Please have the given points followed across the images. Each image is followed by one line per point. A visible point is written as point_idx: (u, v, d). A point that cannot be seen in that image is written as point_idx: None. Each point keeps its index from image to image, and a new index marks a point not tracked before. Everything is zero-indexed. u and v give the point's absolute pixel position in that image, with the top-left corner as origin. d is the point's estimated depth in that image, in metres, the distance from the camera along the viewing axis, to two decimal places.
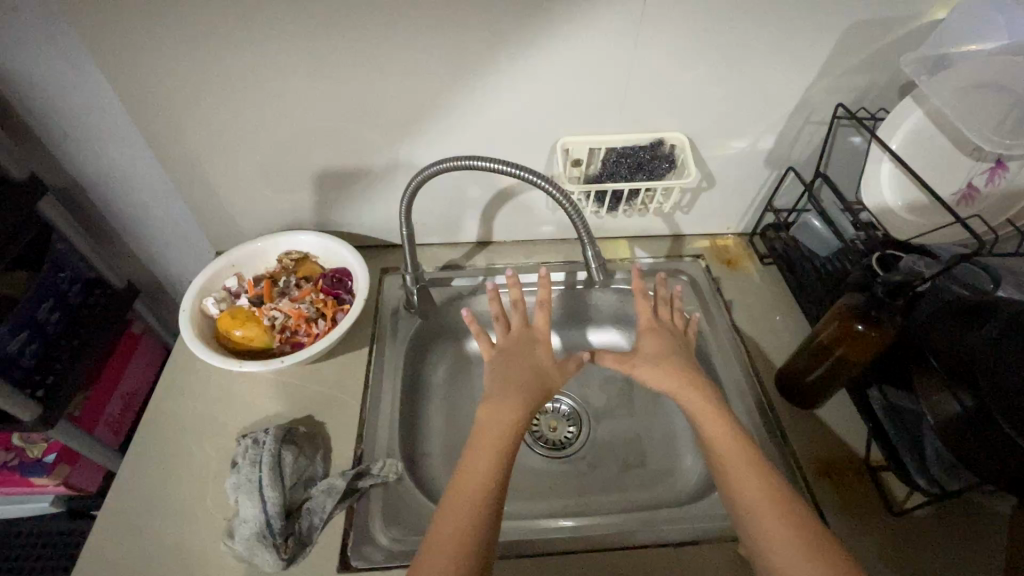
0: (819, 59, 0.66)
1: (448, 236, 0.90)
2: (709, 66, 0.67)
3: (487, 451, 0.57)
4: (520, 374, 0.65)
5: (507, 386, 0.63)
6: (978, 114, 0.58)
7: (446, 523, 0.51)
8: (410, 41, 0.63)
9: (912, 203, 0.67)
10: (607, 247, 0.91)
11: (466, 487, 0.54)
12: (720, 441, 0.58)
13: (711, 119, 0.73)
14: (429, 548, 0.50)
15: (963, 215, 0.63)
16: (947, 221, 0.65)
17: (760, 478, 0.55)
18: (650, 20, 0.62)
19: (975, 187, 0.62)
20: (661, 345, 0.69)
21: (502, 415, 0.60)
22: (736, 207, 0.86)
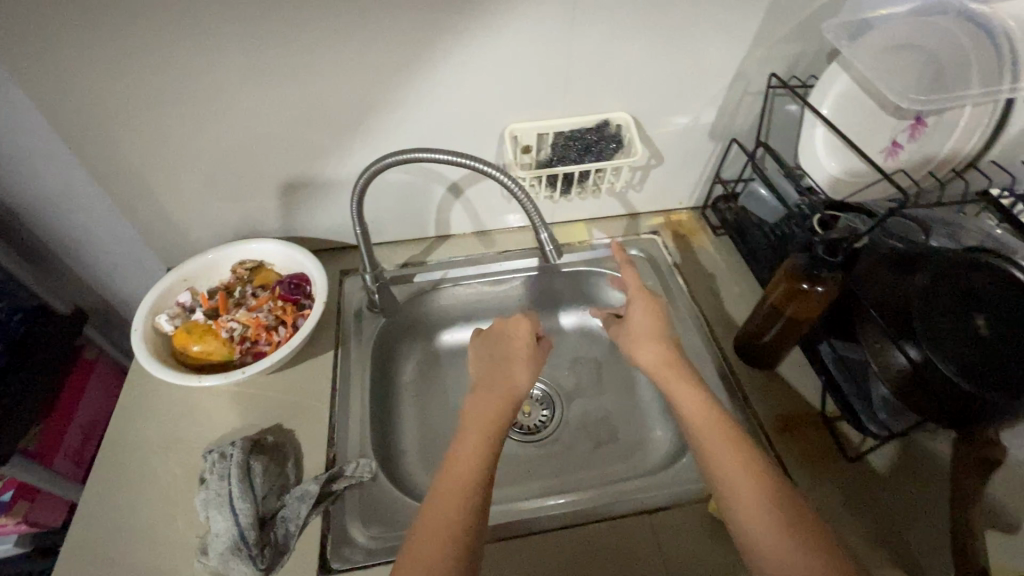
0: (752, 31, 0.68)
1: (406, 234, 0.90)
2: (646, 46, 0.68)
3: (471, 438, 0.57)
4: (505, 363, 0.66)
5: (496, 376, 0.64)
6: (898, 74, 0.61)
7: (433, 513, 0.51)
8: (346, 37, 0.62)
9: (844, 164, 0.70)
10: (565, 231, 0.92)
11: (451, 475, 0.54)
12: (696, 417, 0.59)
13: (653, 97, 0.75)
14: (418, 542, 0.49)
15: (887, 172, 0.65)
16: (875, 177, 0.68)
17: (740, 451, 0.56)
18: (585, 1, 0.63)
19: (899, 144, 0.64)
20: (639, 325, 0.70)
21: (483, 403, 0.61)
22: (686, 181, 0.88)
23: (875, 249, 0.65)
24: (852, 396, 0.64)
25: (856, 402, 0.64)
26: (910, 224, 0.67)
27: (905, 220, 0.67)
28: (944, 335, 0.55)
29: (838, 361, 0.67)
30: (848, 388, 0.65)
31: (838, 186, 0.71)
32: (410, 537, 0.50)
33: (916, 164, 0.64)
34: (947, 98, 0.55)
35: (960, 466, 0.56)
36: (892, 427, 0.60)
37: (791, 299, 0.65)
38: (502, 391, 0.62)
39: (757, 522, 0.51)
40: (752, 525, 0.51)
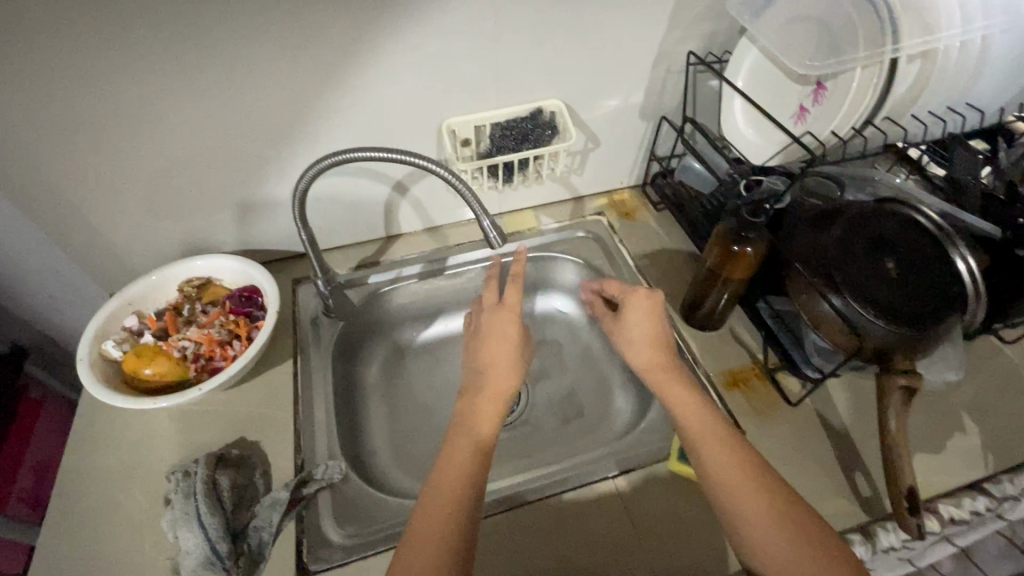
0: (668, 12, 0.72)
1: (356, 237, 0.90)
2: (569, 33, 0.71)
3: (464, 449, 0.57)
4: (498, 360, 0.64)
5: (489, 371, 0.64)
6: (797, 43, 0.65)
7: (430, 514, 0.51)
8: (270, 42, 0.62)
9: (762, 131, 0.74)
10: (514, 220, 0.94)
11: (445, 479, 0.54)
12: (692, 417, 0.58)
13: (583, 82, 0.77)
14: (414, 543, 0.50)
15: (796, 135, 0.70)
16: (783, 141, 0.72)
17: (737, 453, 0.55)
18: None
19: (805, 107, 0.69)
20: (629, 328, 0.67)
21: (472, 412, 0.60)
22: (624, 161, 0.92)
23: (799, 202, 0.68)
24: (790, 346, 0.70)
25: (793, 350, 0.69)
26: (832, 171, 0.68)
27: (825, 166, 0.69)
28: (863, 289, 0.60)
29: (774, 315, 0.72)
30: (785, 339, 0.70)
31: (758, 150, 0.75)
32: (405, 540, 0.51)
33: (821, 123, 0.68)
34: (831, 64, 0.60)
35: (885, 399, 0.60)
36: (823, 367, 0.67)
37: (731, 260, 0.68)
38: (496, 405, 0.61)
39: (758, 525, 0.50)
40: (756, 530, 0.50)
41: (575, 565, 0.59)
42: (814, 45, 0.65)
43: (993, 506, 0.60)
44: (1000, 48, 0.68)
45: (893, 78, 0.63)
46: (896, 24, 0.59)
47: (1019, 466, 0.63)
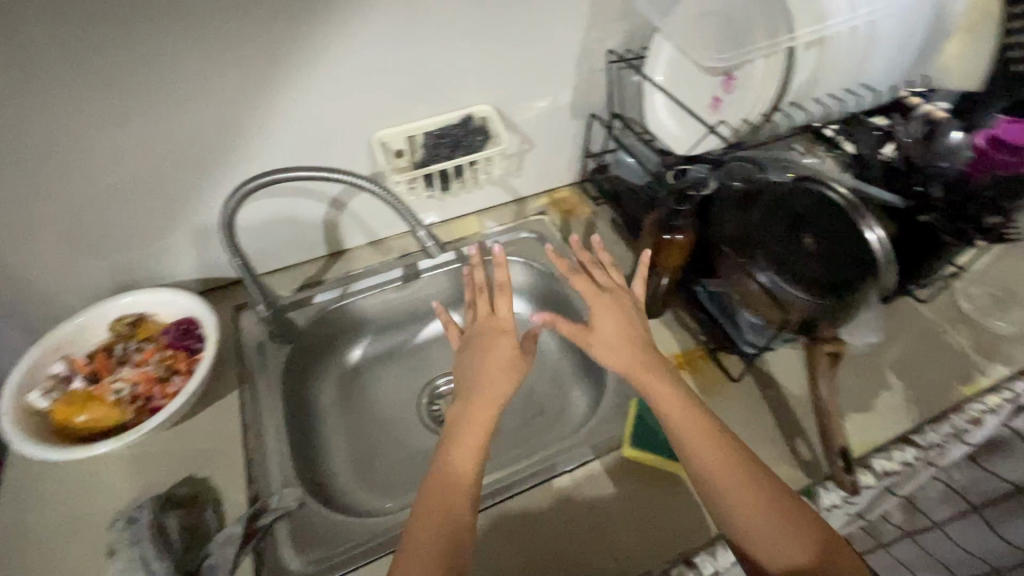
0: (584, 13, 0.74)
1: (297, 257, 0.88)
2: (491, 38, 0.72)
3: (455, 487, 0.53)
4: (494, 369, 0.61)
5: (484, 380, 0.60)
6: (700, 38, 0.69)
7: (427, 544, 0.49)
8: (181, 67, 0.60)
9: (682, 123, 0.78)
10: (457, 228, 0.94)
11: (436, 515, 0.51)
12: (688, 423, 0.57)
13: (510, 87, 0.79)
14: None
15: (712, 124, 0.73)
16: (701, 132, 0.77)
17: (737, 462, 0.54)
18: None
19: (718, 97, 0.73)
20: (613, 334, 0.62)
21: (459, 429, 0.56)
22: (560, 160, 0.94)
23: (724, 187, 0.71)
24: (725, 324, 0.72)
25: (728, 328, 0.72)
26: (750, 156, 0.71)
27: (742, 152, 0.72)
28: (786, 266, 0.64)
29: (710, 296, 0.74)
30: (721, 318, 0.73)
31: (682, 141, 0.78)
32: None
33: (733, 112, 0.72)
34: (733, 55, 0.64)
35: (816, 364, 0.66)
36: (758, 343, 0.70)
37: (665, 247, 0.72)
38: (487, 423, 0.57)
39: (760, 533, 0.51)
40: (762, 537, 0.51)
41: (540, 562, 0.60)
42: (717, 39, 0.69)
43: (923, 455, 0.65)
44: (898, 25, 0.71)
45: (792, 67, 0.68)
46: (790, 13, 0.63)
47: (941, 415, 0.68)
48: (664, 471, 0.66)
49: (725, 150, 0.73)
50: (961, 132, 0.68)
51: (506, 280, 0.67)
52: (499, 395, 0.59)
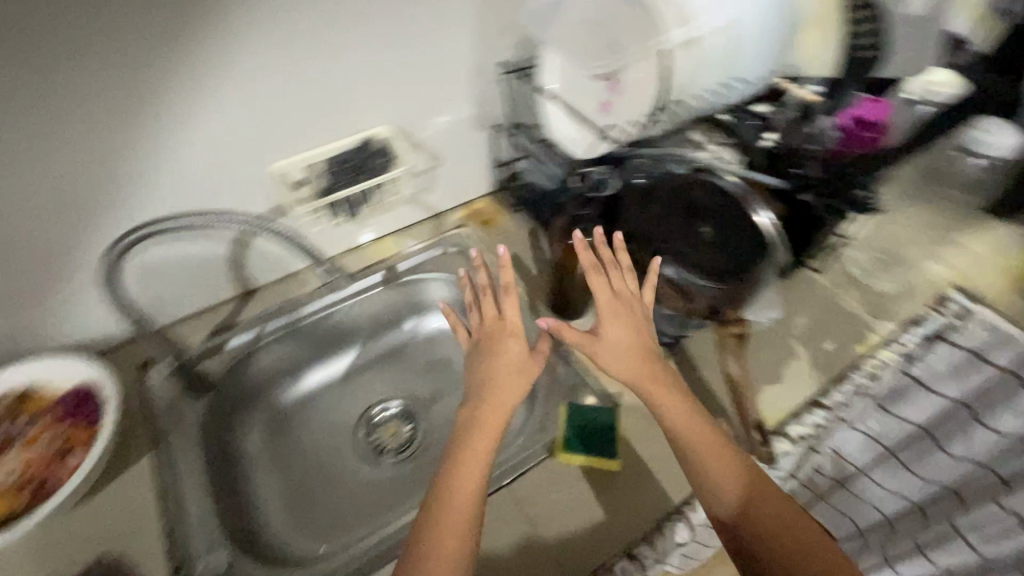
0: (472, 28, 0.74)
1: (204, 301, 0.83)
2: (379, 60, 0.71)
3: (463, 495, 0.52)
4: (500, 370, 0.61)
5: (490, 383, 0.60)
6: (583, 44, 0.72)
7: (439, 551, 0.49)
8: (32, 121, 0.55)
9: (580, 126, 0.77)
10: (376, 250, 0.93)
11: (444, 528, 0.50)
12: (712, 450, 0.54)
13: (408, 107, 0.78)
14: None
15: (604, 127, 0.74)
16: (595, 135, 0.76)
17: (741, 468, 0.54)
18: (294, 27, 0.62)
19: (606, 100, 0.73)
20: (618, 337, 0.60)
21: (468, 437, 0.56)
22: (472, 172, 0.94)
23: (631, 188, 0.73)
24: None
25: None
26: (649, 157, 0.71)
27: (640, 154, 0.72)
28: (689, 258, 0.68)
29: None
30: None
31: (582, 143, 0.78)
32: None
33: (623, 113, 0.72)
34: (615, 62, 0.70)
35: (724, 346, 0.70)
36: (672, 332, 0.74)
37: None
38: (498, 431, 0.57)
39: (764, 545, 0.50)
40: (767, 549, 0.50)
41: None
42: (598, 44, 0.71)
43: (828, 417, 0.70)
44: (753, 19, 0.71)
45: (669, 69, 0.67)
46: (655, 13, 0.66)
47: (842, 377, 0.73)
48: (598, 471, 0.67)
49: (617, 153, 0.74)
50: (829, 115, 0.72)
51: (512, 281, 0.68)
52: (510, 402, 0.59)
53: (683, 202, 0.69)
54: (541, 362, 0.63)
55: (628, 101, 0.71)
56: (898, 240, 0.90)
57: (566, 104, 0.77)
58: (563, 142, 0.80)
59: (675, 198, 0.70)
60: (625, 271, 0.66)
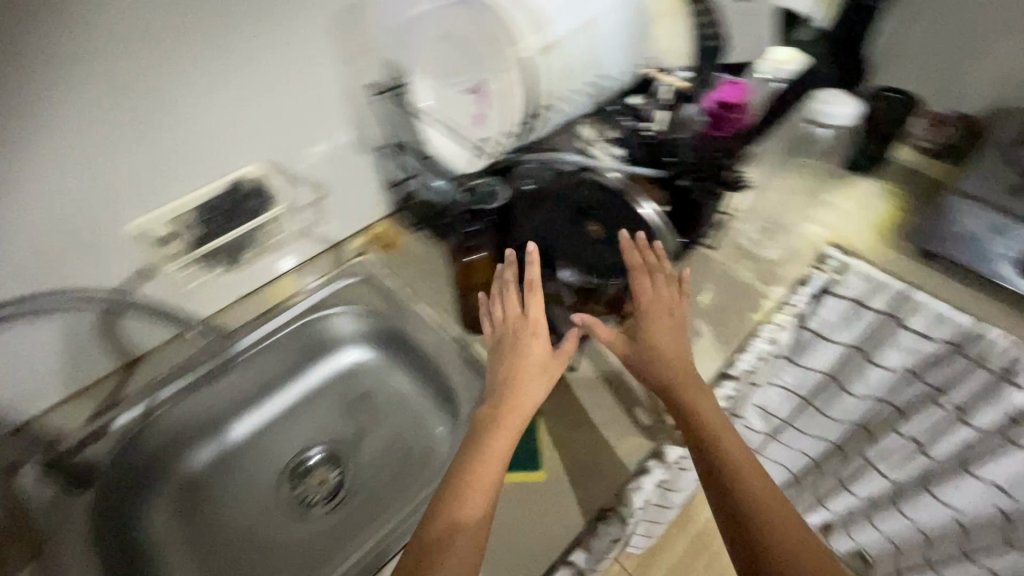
0: (330, 52, 0.70)
1: (79, 382, 0.75)
2: (232, 98, 0.66)
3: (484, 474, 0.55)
4: (525, 366, 0.64)
5: (516, 378, 0.63)
6: (445, 57, 0.73)
7: (455, 518, 0.52)
8: None
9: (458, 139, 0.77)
10: (273, 293, 0.88)
11: (463, 500, 0.53)
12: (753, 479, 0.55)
13: (277, 141, 0.73)
14: (438, 556, 0.49)
15: (481, 137, 0.74)
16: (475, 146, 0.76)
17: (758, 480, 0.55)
18: (121, 66, 0.56)
19: (478, 110, 0.73)
20: (651, 343, 0.65)
21: (498, 427, 0.60)
22: (363, 196, 0.90)
23: (520, 196, 0.73)
24: None
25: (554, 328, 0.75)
26: (537, 164, 0.74)
27: (528, 160, 0.74)
28: (582, 257, 0.67)
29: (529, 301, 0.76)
30: None
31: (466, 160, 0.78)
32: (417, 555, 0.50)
33: (498, 120, 0.72)
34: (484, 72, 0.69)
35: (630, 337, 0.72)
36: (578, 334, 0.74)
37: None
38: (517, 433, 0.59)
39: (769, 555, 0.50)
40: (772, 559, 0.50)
41: None
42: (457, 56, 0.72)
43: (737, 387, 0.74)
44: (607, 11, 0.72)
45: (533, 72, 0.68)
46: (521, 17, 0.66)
47: (744, 346, 0.77)
48: (528, 484, 0.67)
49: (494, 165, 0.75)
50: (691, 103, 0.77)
51: (537, 280, 0.66)
52: (532, 403, 0.61)
53: (568, 204, 0.71)
54: (564, 367, 0.64)
55: (500, 108, 0.71)
56: (778, 206, 0.96)
57: (441, 119, 0.76)
58: (444, 157, 0.79)
59: (559, 201, 0.72)
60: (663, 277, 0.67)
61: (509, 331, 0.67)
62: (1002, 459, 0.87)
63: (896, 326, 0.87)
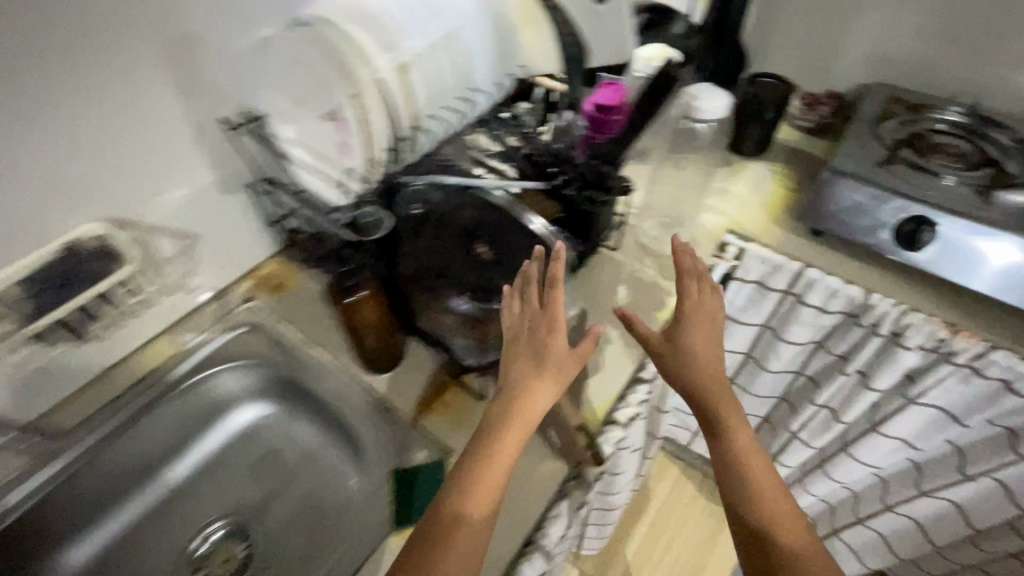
0: (167, 88, 0.63)
1: None
2: (47, 150, 0.57)
3: (485, 494, 0.50)
4: (539, 368, 0.55)
5: (529, 381, 0.55)
6: (300, 84, 0.67)
7: (462, 516, 0.49)
8: None
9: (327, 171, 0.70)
10: (147, 358, 0.79)
11: (480, 492, 0.50)
12: (769, 492, 0.57)
13: (119, 193, 0.65)
14: (439, 555, 0.47)
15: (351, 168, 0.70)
16: (346, 174, 0.70)
17: (777, 501, 0.57)
18: None
19: (343, 139, 0.68)
20: (691, 344, 0.62)
21: (506, 435, 0.53)
22: (245, 237, 0.82)
23: (404, 224, 0.68)
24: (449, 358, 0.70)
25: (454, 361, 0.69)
26: (424, 184, 0.69)
27: (416, 181, 0.69)
28: (476, 283, 0.64)
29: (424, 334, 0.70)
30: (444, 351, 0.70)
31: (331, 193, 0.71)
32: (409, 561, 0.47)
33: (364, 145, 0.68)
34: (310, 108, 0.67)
35: None
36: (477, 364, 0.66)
37: (351, 309, 0.67)
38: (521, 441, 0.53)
39: None
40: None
41: None
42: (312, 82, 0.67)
43: (650, 390, 0.73)
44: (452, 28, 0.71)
45: (390, 90, 0.66)
46: (356, 43, 0.65)
47: None
48: None
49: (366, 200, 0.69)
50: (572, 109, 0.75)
51: (560, 274, 0.57)
52: (548, 403, 0.54)
53: (448, 226, 0.66)
54: (576, 369, 0.56)
55: (363, 136, 0.68)
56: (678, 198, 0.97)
57: (306, 151, 0.69)
58: (317, 190, 0.71)
59: (439, 224, 0.67)
60: (706, 284, 0.65)
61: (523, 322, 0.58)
62: (903, 418, 0.92)
63: (796, 303, 0.90)
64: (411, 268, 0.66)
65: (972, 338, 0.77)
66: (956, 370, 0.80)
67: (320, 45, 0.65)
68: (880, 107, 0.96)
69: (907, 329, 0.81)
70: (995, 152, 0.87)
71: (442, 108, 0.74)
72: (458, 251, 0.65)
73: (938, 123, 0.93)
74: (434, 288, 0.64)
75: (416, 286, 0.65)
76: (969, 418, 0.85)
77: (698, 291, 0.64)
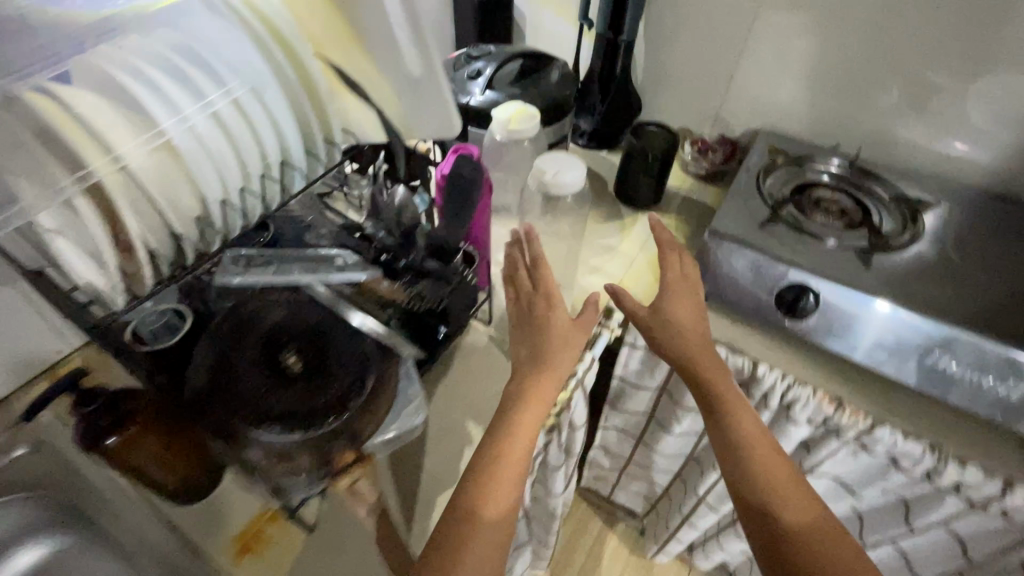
0: None
1: None
2: None
3: (510, 464, 0.58)
4: (547, 342, 0.67)
5: (540, 354, 0.66)
6: (43, 155, 0.43)
7: (478, 511, 0.56)
8: None
9: (105, 265, 0.47)
10: None
11: (498, 484, 0.57)
12: (754, 437, 0.68)
13: None
14: (466, 539, 0.55)
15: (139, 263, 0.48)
16: (123, 273, 0.48)
17: (759, 442, 0.68)
18: None
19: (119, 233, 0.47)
20: (672, 316, 0.73)
21: (520, 405, 0.62)
22: (27, 340, 0.65)
23: (204, 323, 0.57)
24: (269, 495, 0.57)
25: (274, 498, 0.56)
26: (253, 251, 0.57)
27: (246, 248, 0.56)
28: (281, 406, 0.52)
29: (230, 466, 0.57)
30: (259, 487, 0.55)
31: (114, 295, 0.48)
32: (438, 542, 0.55)
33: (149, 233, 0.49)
34: (31, 197, 0.41)
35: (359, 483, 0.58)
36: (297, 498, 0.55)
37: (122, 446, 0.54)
38: (546, 399, 0.63)
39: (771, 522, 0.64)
40: (766, 501, 0.65)
41: None
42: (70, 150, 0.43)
43: None
44: (242, 87, 0.52)
45: (188, 160, 0.50)
46: (93, 127, 0.44)
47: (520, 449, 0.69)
48: None
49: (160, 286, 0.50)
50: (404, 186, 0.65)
51: (541, 255, 0.72)
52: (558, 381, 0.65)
53: (237, 338, 0.55)
54: (584, 333, 0.69)
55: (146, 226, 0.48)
56: (564, 260, 0.89)
57: (68, 244, 0.45)
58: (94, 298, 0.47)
59: (224, 337, 0.54)
60: (677, 259, 0.78)
61: (523, 310, 0.70)
62: None
63: None
64: (191, 397, 0.52)
65: (856, 414, 0.72)
66: (845, 445, 0.76)
67: (74, 105, 0.43)
68: (763, 158, 0.93)
69: (794, 402, 0.75)
70: (875, 209, 0.85)
71: (241, 196, 0.56)
72: (248, 370, 0.53)
73: (821, 176, 0.90)
74: (222, 422, 0.51)
75: (202, 420, 0.51)
76: (861, 489, 0.82)
77: (677, 262, 0.78)
